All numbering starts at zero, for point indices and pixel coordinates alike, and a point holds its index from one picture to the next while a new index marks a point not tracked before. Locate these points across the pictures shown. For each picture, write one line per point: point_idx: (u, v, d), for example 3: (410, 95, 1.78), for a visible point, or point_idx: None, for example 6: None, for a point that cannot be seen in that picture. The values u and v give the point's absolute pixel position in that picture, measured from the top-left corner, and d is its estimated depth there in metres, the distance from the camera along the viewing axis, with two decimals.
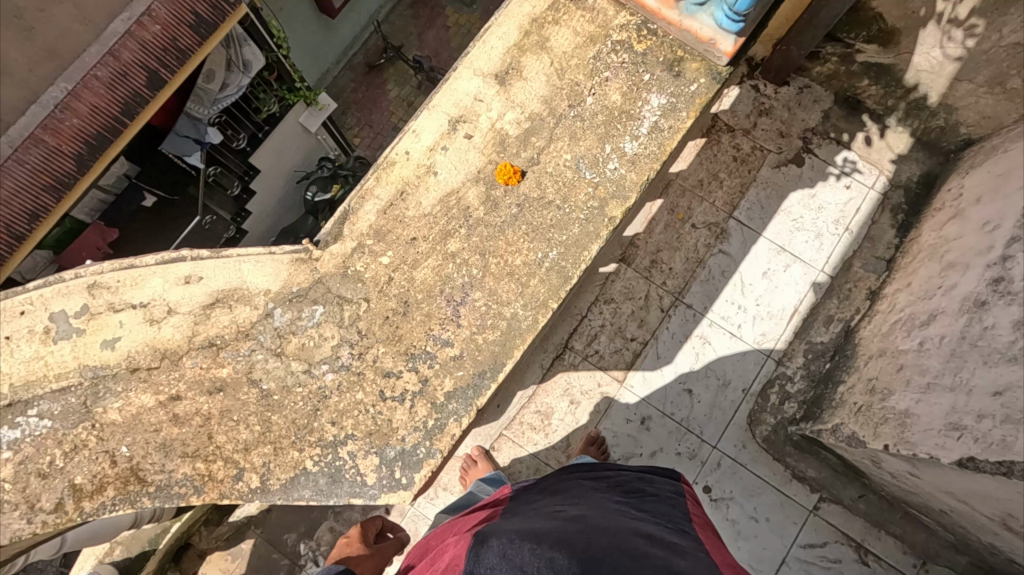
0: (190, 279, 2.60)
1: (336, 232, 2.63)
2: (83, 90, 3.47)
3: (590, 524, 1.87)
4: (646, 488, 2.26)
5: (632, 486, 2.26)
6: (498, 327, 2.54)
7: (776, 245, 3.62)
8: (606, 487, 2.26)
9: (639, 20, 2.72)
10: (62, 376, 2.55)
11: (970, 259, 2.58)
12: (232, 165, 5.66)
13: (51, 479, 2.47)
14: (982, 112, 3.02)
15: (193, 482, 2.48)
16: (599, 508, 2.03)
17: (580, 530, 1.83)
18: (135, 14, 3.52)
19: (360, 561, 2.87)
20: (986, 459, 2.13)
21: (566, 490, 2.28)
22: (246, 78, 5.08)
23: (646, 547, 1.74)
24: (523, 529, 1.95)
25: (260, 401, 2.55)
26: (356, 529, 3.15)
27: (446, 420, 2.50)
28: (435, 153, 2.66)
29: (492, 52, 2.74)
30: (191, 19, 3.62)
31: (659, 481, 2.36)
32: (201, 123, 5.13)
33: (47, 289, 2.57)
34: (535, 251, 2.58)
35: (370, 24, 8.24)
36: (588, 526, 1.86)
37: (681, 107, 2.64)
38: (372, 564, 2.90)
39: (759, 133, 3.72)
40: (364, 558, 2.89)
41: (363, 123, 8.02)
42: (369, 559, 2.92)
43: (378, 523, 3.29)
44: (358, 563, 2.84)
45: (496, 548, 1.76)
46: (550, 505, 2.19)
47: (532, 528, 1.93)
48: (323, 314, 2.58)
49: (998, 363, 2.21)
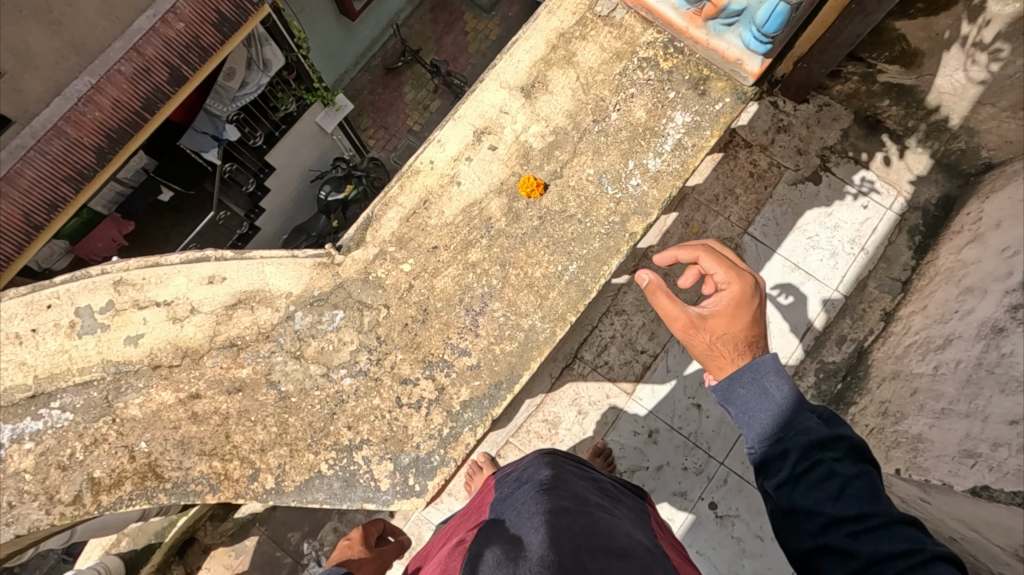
0: (213, 280, 2.63)
1: (359, 238, 2.65)
2: (102, 87, 4.31)
3: (574, 517, 1.80)
4: (618, 493, 2.25)
5: (609, 491, 2.22)
6: (516, 338, 2.56)
7: (790, 263, 3.60)
8: (581, 478, 2.22)
9: (665, 38, 2.74)
10: (86, 370, 2.59)
11: (988, 284, 2.55)
12: (247, 162, 6.23)
13: (71, 472, 2.51)
14: (1005, 136, 2.99)
15: (209, 480, 2.51)
16: (580, 501, 1.95)
17: (565, 523, 1.76)
18: (158, 11, 4.37)
19: (360, 562, 2.82)
20: (1002, 488, 2.06)
21: (533, 476, 2.18)
22: (264, 77, 5.63)
23: (633, 547, 1.70)
24: (510, 527, 1.85)
25: (278, 402, 2.57)
26: (357, 530, 3.11)
27: (460, 429, 2.51)
28: (459, 163, 2.69)
29: (519, 65, 2.77)
30: (213, 16, 4.45)
31: (628, 492, 2.37)
32: (218, 119, 5.71)
33: (74, 284, 2.62)
34: (555, 263, 2.59)
35: (389, 27, 8.31)
36: (574, 522, 1.78)
37: (705, 126, 2.66)
38: (372, 567, 2.85)
39: (776, 149, 3.71)
40: (366, 561, 2.85)
41: (378, 125, 8.09)
42: (369, 560, 2.87)
43: (378, 525, 3.25)
44: (358, 565, 2.79)
45: (493, 555, 1.65)
46: (526, 486, 2.11)
47: (518, 525, 1.85)
48: (343, 319, 2.61)
49: (1015, 392, 2.15)
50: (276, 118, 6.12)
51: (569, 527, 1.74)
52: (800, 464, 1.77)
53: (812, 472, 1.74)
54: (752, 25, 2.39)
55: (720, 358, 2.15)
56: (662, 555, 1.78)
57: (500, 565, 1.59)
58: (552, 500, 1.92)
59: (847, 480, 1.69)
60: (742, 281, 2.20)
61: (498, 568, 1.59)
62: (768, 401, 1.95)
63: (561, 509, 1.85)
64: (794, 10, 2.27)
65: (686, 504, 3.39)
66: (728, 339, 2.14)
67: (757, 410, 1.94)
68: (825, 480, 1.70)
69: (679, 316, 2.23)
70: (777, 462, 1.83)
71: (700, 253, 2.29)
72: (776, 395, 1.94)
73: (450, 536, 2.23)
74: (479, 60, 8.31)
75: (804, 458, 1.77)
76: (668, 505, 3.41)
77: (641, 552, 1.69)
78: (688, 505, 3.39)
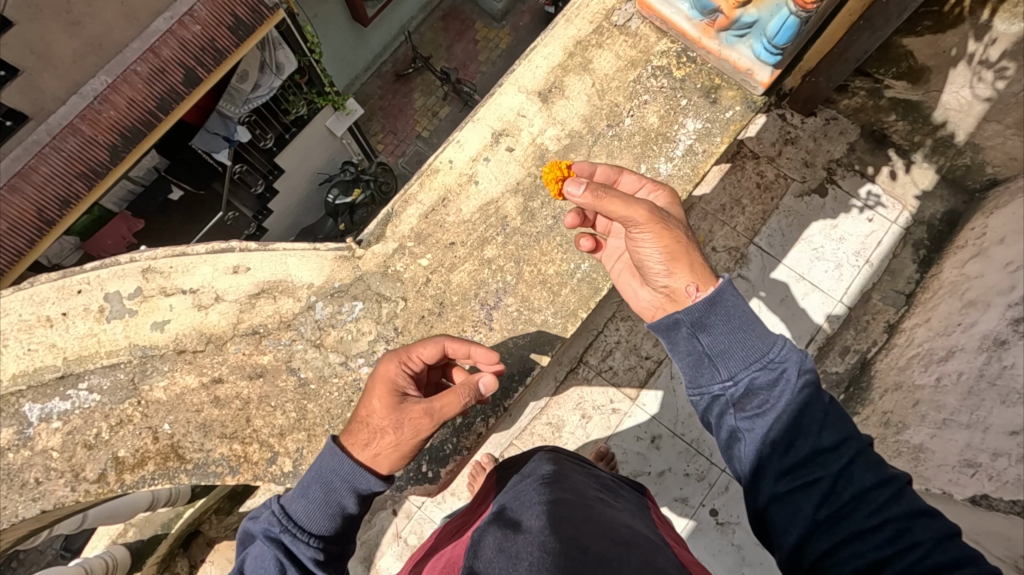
0: (237, 269, 2.72)
1: (378, 233, 2.74)
2: (122, 83, 5.13)
3: (575, 508, 1.85)
4: (618, 487, 2.30)
5: (610, 486, 2.27)
6: (529, 333, 2.64)
7: (795, 273, 3.63)
8: (581, 474, 2.25)
9: (679, 48, 2.82)
10: (112, 353, 2.69)
11: (991, 297, 2.61)
12: (257, 164, 6.50)
13: (96, 451, 2.61)
14: (1009, 153, 3.09)
15: (228, 462, 2.58)
16: (580, 493, 1.99)
17: (566, 511, 1.82)
18: (177, 15, 5.18)
19: (376, 438, 2.08)
20: (1001, 497, 2.12)
21: (531, 473, 2.19)
22: (276, 80, 5.89)
23: (631, 535, 1.75)
24: (511, 512, 1.90)
25: (297, 389, 2.65)
26: (388, 369, 2.19)
27: (473, 419, 2.60)
28: (477, 163, 2.78)
29: (537, 71, 2.86)
30: (230, 20, 5.24)
31: (627, 487, 2.41)
32: (230, 121, 5.95)
33: (104, 270, 2.72)
34: (569, 261, 2.67)
35: (401, 34, 8.46)
36: (574, 512, 1.83)
37: (716, 133, 2.75)
38: (406, 446, 2.06)
39: (784, 161, 3.76)
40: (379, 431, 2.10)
41: (388, 130, 8.25)
42: (397, 437, 2.06)
43: (430, 351, 2.22)
44: (373, 448, 2.07)
45: (493, 537, 1.72)
46: (527, 479, 2.14)
47: (519, 510, 1.90)
48: (361, 310, 2.69)
49: (1016, 404, 2.20)
50: (287, 121, 6.38)
51: (570, 516, 1.79)
52: (784, 395, 1.74)
53: (793, 406, 1.73)
54: (764, 37, 2.45)
55: (694, 264, 2.04)
56: (663, 543, 1.83)
57: (501, 548, 1.66)
58: (553, 491, 1.97)
59: (826, 415, 1.70)
60: (671, 189, 2.30)
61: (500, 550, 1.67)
62: (750, 324, 1.86)
63: (561, 500, 1.90)
64: (804, 24, 2.34)
65: (687, 510, 3.44)
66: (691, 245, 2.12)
67: (734, 342, 1.85)
68: (813, 408, 1.71)
69: (637, 215, 2.05)
70: (757, 393, 1.78)
71: (622, 169, 2.42)
72: (757, 322, 1.88)
73: (456, 529, 2.29)
74: (489, 68, 8.44)
75: (788, 390, 1.75)
76: (669, 510, 3.46)
77: (641, 539, 1.75)
78: (689, 511, 3.44)
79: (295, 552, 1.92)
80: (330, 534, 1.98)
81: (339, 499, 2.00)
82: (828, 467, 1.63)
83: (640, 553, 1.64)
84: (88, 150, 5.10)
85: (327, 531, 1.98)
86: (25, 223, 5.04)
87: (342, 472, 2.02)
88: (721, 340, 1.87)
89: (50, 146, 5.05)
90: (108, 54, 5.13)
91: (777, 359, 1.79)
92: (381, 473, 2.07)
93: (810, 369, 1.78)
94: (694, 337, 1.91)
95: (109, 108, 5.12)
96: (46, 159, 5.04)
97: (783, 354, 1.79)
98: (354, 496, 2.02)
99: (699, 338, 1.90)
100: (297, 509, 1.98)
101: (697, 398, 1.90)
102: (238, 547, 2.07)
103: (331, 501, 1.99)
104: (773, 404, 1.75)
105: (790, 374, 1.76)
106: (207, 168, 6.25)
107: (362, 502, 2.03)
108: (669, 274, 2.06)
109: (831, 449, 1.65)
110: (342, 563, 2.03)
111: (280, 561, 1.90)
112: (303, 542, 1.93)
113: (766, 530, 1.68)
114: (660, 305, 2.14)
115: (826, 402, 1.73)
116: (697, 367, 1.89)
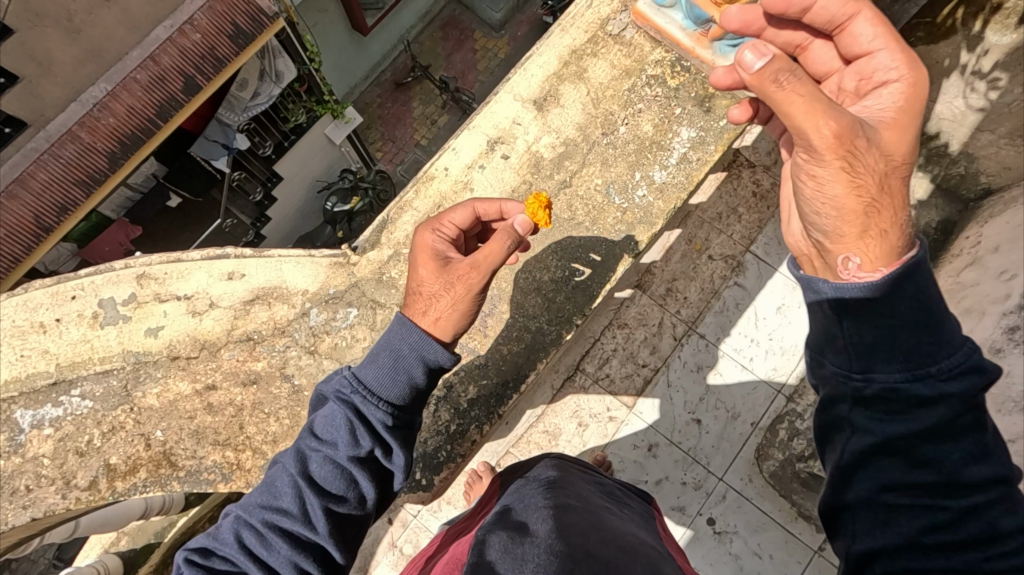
0: (233, 276, 2.73)
1: (373, 240, 2.75)
2: (122, 90, 5.16)
3: (581, 514, 1.84)
4: (623, 496, 2.28)
5: (615, 493, 2.25)
6: (523, 340, 2.64)
7: (792, 281, 3.64)
8: (589, 482, 2.22)
9: (673, 57, 2.84)
10: (106, 359, 2.69)
11: (986, 306, 2.61)
12: (256, 171, 6.51)
13: (88, 458, 2.60)
14: None
15: (222, 469, 2.57)
16: (586, 500, 1.98)
17: (571, 517, 1.80)
18: (178, 23, 5.20)
19: (434, 304, 2.11)
20: None
21: (535, 479, 2.16)
22: (276, 87, 5.94)
23: (637, 544, 1.74)
24: (516, 516, 1.88)
25: (291, 395, 2.63)
26: (424, 239, 2.25)
27: (467, 426, 2.60)
28: (472, 170, 2.80)
29: (532, 79, 2.88)
30: (231, 28, 5.29)
31: (633, 496, 2.38)
32: (229, 128, 5.98)
33: (98, 276, 2.74)
34: (563, 269, 2.69)
35: (400, 43, 8.49)
36: (581, 518, 1.81)
37: (710, 141, 2.76)
38: (464, 303, 2.09)
39: (780, 170, 3.77)
40: (437, 300, 2.12)
41: (386, 138, 8.29)
42: (452, 296, 2.09)
43: (461, 215, 2.29)
44: (433, 313, 2.09)
45: (499, 540, 1.68)
46: (531, 483, 2.13)
47: (523, 513, 1.88)
48: (356, 316, 2.68)
49: None
50: (286, 129, 6.38)
51: (577, 522, 1.78)
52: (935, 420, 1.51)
53: (939, 434, 1.50)
54: None
55: (874, 227, 1.68)
56: (668, 554, 1.82)
57: (507, 549, 1.63)
58: (557, 496, 1.95)
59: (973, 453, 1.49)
60: (913, 77, 1.78)
61: (506, 551, 1.63)
62: (922, 325, 1.56)
63: (566, 506, 1.88)
64: None
65: (685, 519, 3.43)
66: (890, 181, 1.70)
67: (891, 334, 1.59)
68: (958, 432, 1.50)
69: (785, 114, 1.69)
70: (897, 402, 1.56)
71: (811, 38, 2.11)
72: (933, 312, 1.57)
73: (457, 534, 2.28)
74: (488, 77, 8.48)
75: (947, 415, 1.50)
76: (667, 520, 3.44)
77: (647, 549, 1.74)
78: (687, 520, 3.42)
79: (365, 413, 1.91)
80: (401, 403, 1.95)
81: (407, 368, 1.96)
82: (945, 499, 1.47)
83: (647, 563, 1.63)
84: (88, 157, 5.13)
85: (397, 399, 1.95)
86: (23, 230, 5.07)
87: (410, 339, 1.97)
88: (870, 331, 1.62)
89: (50, 152, 5.06)
90: (107, 62, 5.16)
91: (949, 376, 1.51)
92: (445, 340, 2.07)
93: (977, 400, 1.50)
94: (837, 318, 1.70)
95: (109, 115, 5.15)
96: (45, 165, 5.05)
97: (952, 373, 1.51)
98: (423, 366, 1.97)
99: (841, 319, 1.69)
100: (368, 373, 1.96)
101: (813, 369, 1.78)
102: (311, 407, 2.10)
103: (400, 368, 1.95)
104: (918, 419, 1.52)
105: (954, 400, 1.50)
106: (206, 175, 6.29)
107: (430, 373, 1.99)
108: (840, 243, 1.74)
109: (958, 489, 1.47)
110: (410, 436, 2.01)
111: (350, 421, 1.90)
112: (373, 405, 1.91)
113: (837, 523, 1.64)
114: (813, 244, 1.90)
115: (983, 437, 1.50)
116: (829, 341, 1.72)
